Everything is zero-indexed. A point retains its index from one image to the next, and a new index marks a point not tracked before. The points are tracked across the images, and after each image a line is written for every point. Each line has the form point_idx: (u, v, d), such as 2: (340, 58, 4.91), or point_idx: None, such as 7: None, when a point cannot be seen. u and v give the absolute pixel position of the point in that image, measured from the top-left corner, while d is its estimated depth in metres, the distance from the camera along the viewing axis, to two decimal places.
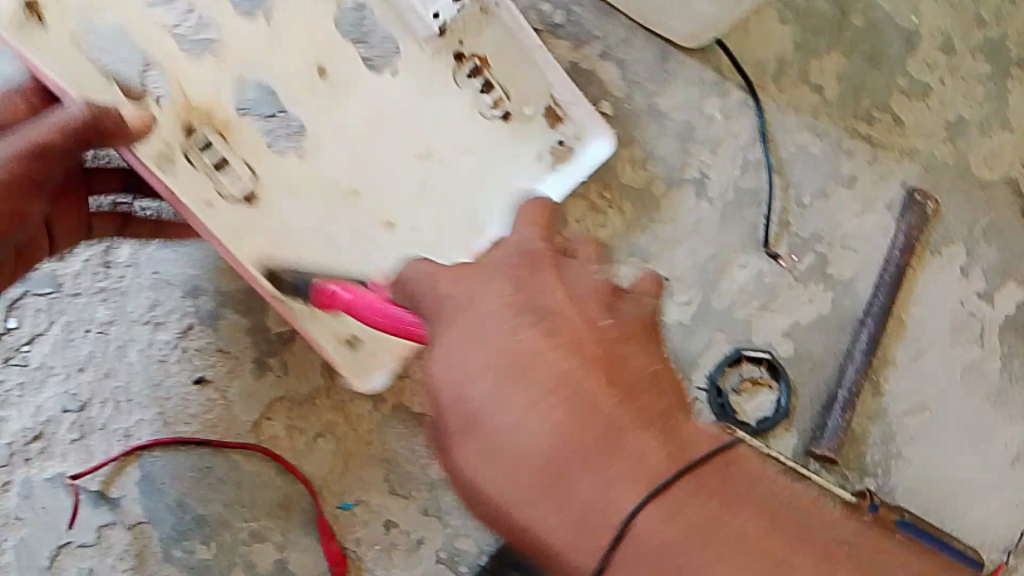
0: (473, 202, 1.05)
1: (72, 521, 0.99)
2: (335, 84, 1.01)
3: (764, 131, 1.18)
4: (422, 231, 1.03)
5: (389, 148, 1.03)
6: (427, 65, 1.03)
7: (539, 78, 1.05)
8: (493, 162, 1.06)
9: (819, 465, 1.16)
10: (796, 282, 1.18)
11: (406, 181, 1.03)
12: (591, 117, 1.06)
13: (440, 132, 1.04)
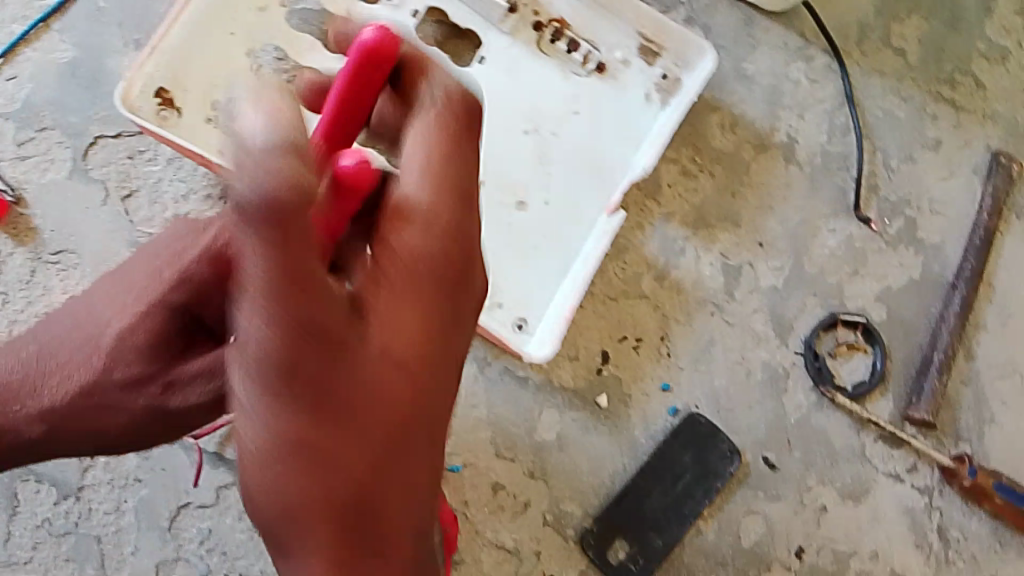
0: (594, 161, 1.09)
1: (196, 479, 1.02)
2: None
3: (850, 93, 1.20)
4: (554, 203, 1.08)
5: (499, 128, 1.10)
6: (506, 46, 1.12)
7: (622, 27, 1.12)
8: (604, 111, 1.11)
9: (915, 429, 1.14)
10: (887, 246, 1.18)
11: (521, 156, 1.09)
12: (683, 32, 1.10)
13: (540, 104, 1.11)
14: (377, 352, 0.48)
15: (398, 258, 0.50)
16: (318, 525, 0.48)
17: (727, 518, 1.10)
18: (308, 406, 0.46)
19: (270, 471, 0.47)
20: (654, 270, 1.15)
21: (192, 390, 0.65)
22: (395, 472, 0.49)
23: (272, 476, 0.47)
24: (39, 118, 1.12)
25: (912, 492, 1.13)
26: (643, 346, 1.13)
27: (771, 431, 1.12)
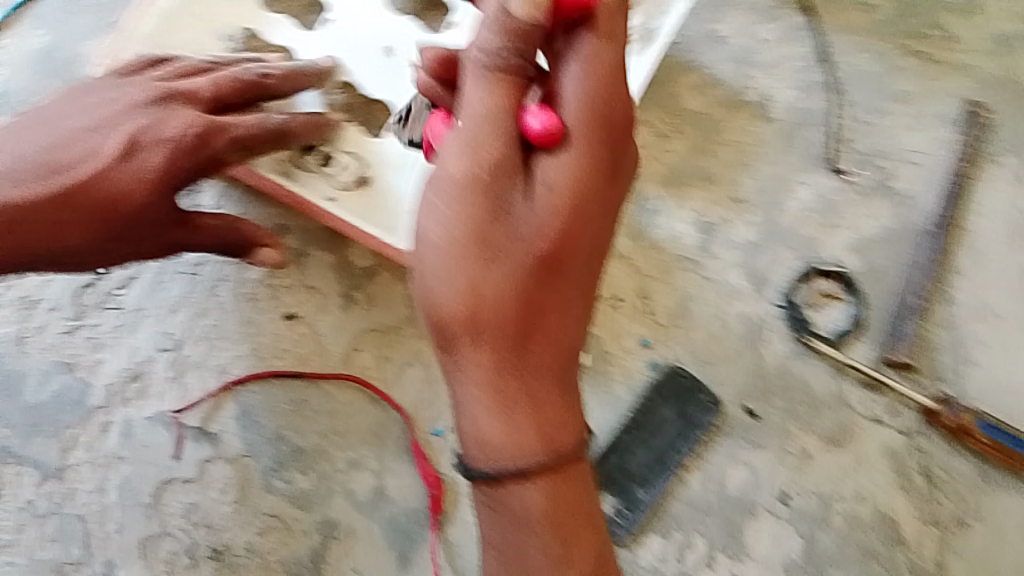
0: None
1: (179, 453, 1.01)
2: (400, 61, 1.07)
3: (819, 49, 1.26)
4: None
5: None
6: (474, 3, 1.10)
7: None
8: None
9: (894, 372, 1.13)
10: (859, 197, 1.20)
11: None
12: None
13: None
14: (561, 212, 0.69)
15: (582, 144, 0.70)
16: (490, 326, 0.68)
17: (710, 467, 1.09)
18: (506, 239, 0.68)
19: (491, 274, 0.67)
20: (629, 229, 1.17)
21: (86, 233, 0.79)
22: (546, 295, 0.69)
23: (470, 274, 0.67)
24: (14, 103, 1.13)
25: (893, 434, 1.11)
26: (622, 306, 1.14)
27: (749, 381, 1.12)
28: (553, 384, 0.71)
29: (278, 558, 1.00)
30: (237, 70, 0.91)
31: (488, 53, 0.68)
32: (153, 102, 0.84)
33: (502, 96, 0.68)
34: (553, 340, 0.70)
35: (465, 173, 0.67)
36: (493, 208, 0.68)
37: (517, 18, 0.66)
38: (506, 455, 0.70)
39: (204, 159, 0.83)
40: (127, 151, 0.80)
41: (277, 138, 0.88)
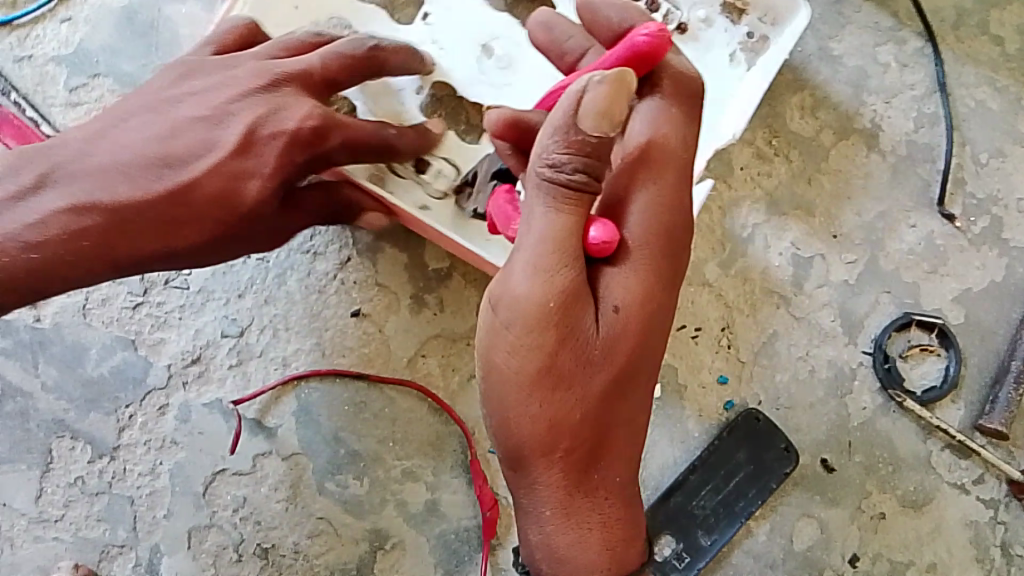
0: None
1: (234, 446, 0.99)
2: (500, 61, 0.99)
3: (942, 82, 1.11)
4: None
5: None
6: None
7: None
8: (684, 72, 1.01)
9: (986, 440, 1.08)
10: (969, 245, 1.10)
11: None
12: None
13: None
14: (630, 333, 0.68)
15: (648, 258, 0.68)
16: (558, 446, 0.68)
17: (780, 519, 1.06)
18: (576, 363, 0.67)
19: (558, 399, 0.67)
20: (720, 256, 1.09)
21: (203, 232, 0.78)
22: (611, 412, 0.69)
23: (539, 401, 0.67)
24: (93, 64, 1.03)
25: (977, 504, 1.07)
26: (703, 336, 1.08)
27: (832, 434, 1.08)
28: (614, 492, 0.72)
29: (324, 563, 0.98)
30: (349, 42, 0.82)
31: (554, 168, 0.64)
32: (261, 85, 0.79)
33: (575, 212, 0.65)
34: (616, 450, 0.71)
35: (538, 296, 0.65)
36: (563, 332, 0.66)
37: (584, 133, 0.63)
38: (579, 560, 0.72)
39: (312, 156, 0.80)
40: (244, 147, 0.78)
41: (384, 147, 0.84)
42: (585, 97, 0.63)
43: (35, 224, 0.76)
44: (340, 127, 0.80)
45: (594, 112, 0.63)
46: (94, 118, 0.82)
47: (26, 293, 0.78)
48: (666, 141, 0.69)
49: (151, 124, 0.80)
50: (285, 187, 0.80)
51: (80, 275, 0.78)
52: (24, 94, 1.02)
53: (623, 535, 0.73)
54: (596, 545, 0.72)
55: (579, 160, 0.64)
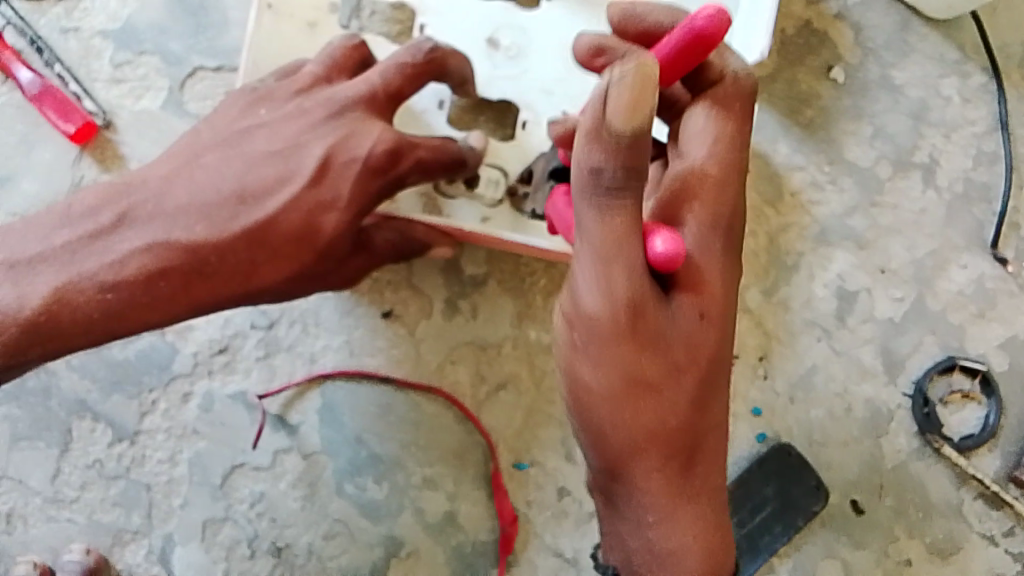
0: None
1: (256, 440, 0.97)
2: (509, 51, 0.93)
3: (1004, 120, 1.07)
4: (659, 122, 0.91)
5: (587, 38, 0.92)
6: None
7: None
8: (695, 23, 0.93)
9: (1019, 492, 1.04)
10: (1019, 291, 1.07)
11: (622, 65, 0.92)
12: None
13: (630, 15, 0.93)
14: (713, 337, 0.65)
15: (716, 279, 0.66)
16: (650, 452, 0.64)
17: (803, 557, 1.04)
18: (666, 368, 0.63)
19: (646, 410, 0.63)
20: (764, 282, 1.06)
21: (282, 267, 0.77)
22: (704, 425, 0.66)
23: (624, 411, 0.64)
24: (140, 42, 1.01)
25: (1004, 557, 1.04)
26: (739, 364, 1.05)
27: (864, 473, 1.05)
28: (709, 503, 0.67)
29: (336, 565, 0.96)
30: (407, 49, 0.80)
31: (595, 173, 0.57)
32: (330, 114, 0.78)
33: (626, 220, 0.59)
34: (710, 468, 0.67)
35: (620, 304, 0.61)
36: (648, 334, 0.62)
37: (615, 134, 0.55)
38: (680, 575, 0.65)
39: (387, 180, 0.78)
40: (322, 177, 0.76)
41: (456, 161, 0.84)
42: (610, 99, 0.54)
43: (113, 264, 0.74)
44: (415, 148, 0.79)
45: (623, 108, 0.54)
46: (165, 154, 0.79)
47: (102, 334, 0.75)
48: (723, 154, 0.67)
49: (223, 159, 0.77)
50: (361, 218, 0.79)
51: (155, 315, 0.76)
52: (67, 66, 1.00)
53: (720, 541, 0.67)
54: (707, 560, 0.65)
55: (622, 160, 0.56)
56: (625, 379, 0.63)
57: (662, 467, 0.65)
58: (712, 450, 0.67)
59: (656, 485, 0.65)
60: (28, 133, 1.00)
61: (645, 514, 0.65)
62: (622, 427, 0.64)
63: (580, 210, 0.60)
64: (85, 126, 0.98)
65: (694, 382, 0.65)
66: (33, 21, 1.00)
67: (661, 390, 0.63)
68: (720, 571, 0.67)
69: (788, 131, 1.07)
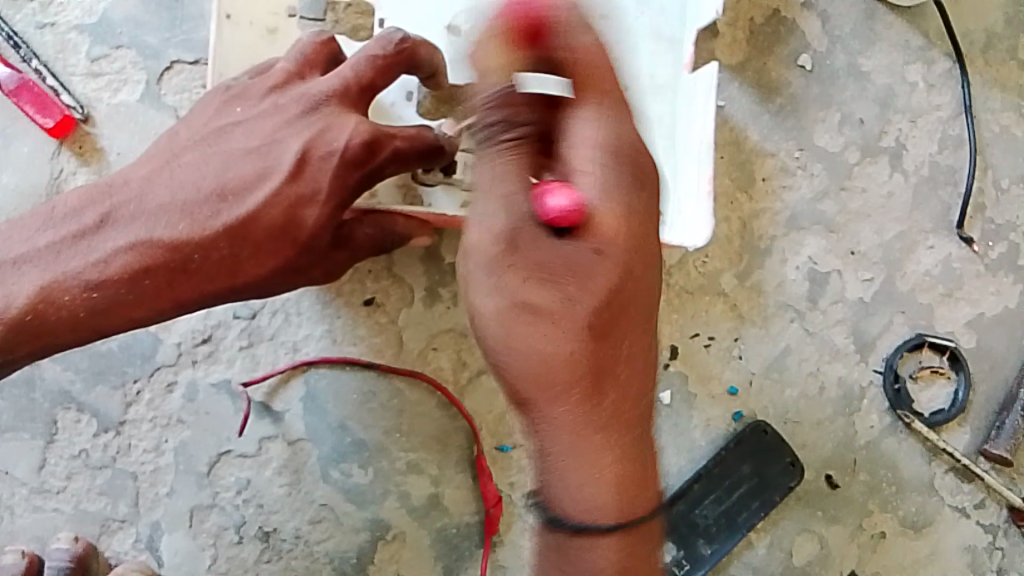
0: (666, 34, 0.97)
1: (241, 428, 0.98)
2: None
3: (969, 105, 1.10)
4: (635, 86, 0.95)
5: None
6: None
7: None
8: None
9: (989, 465, 1.08)
10: (985, 271, 1.10)
11: None
12: None
13: None
14: (618, 266, 0.62)
15: (614, 217, 0.62)
16: (544, 382, 0.62)
17: (780, 533, 1.07)
18: (559, 302, 0.61)
19: (528, 338, 0.61)
20: (738, 266, 1.08)
21: (265, 263, 0.79)
22: (612, 352, 0.63)
23: (519, 344, 0.62)
24: (115, 35, 1.01)
25: (976, 529, 1.08)
26: (714, 346, 1.08)
27: (838, 451, 1.08)
28: (623, 433, 0.64)
29: (323, 550, 0.98)
30: (378, 40, 0.82)
31: (488, 132, 0.63)
32: (304, 109, 0.79)
33: (512, 163, 0.62)
34: (625, 398, 0.64)
35: (497, 235, 0.62)
36: (528, 262, 0.62)
37: (501, 91, 0.63)
38: (596, 503, 0.64)
39: (365, 172, 0.80)
40: (301, 171, 0.78)
41: (433, 150, 0.85)
42: (482, 63, 0.64)
43: (98, 263, 0.75)
44: (391, 138, 0.81)
45: (489, 72, 0.64)
46: (144, 155, 0.81)
47: (89, 330, 0.77)
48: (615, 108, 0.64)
49: (202, 157, 0.79)
50: (340, 211, 0.80)
51: (144, 312, 0.78)
52: (43, 61, 1.01)
53: (635, 473, 0.65)
54: (613, 493, 0.64)
55: (497, 115, 0.63)
56: (522, 310, 0.61)
57: (568, 402, 0.63)
58: (618, 384, 0.64)
59: (564, 411, 0.63)
60: (8, 128, 1.01)
61: (557, 455, 0.63)
62: (524, 356, 0.62)
63: (477, 161, 0.64)
64: (64, 119, 1.00)
65: (603, 313, 0.62)
66: (8, 18, 1.01)
67: (562, 329, 0.61)
68: (622, 504, 0.64)
69: (758, 118, 1.09)
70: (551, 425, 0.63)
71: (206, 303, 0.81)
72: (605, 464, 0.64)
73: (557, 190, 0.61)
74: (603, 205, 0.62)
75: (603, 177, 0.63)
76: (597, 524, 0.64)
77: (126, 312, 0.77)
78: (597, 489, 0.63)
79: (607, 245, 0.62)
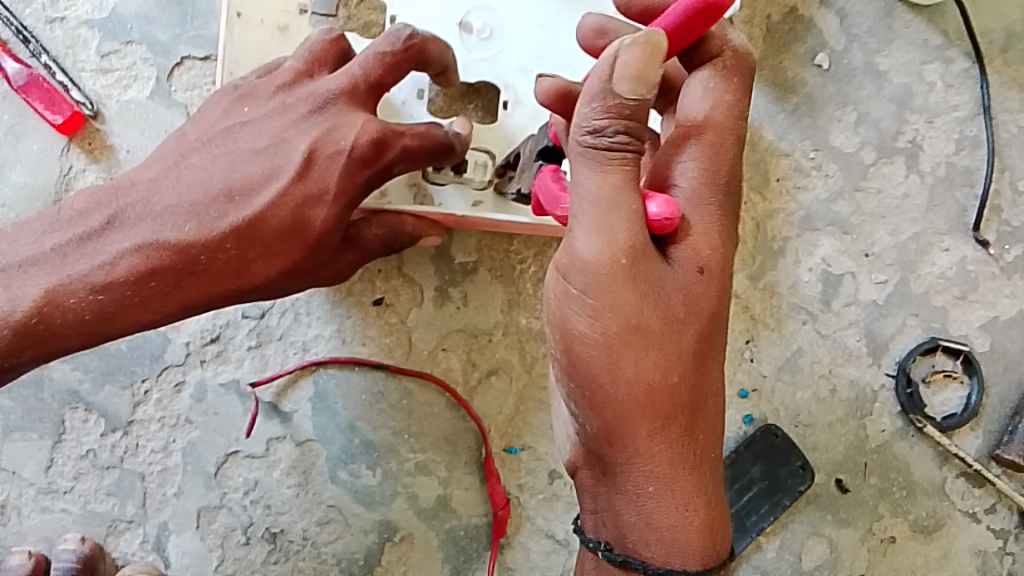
0: None
1: (249, 429, 0.98)
2: (482, 33, 0.92)
3: (987, 105, 1.08)
4: None
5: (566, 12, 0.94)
6: None
7: None
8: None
9: (1001, 469, 1.07)
10: (1000, 273, 1.08)
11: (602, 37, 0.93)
12: None
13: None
14: (714, 292, 0.66)
15: (712, 240, 0.66)
16: (648, 412, 0.65)
17: (790, 536, 1.06)
18: (663, 323, 0.65)
19: (636, 371, 0.65)
20: (750, 268, 1.07)
21: (273, 265, 0.78)
22: (704, 384, 0.67)
23: (623, 363, 0.64)
24: (126, 31, 1.00)
25: (986, 533, 1.07)
26: (726, 348, 1.07)
27: (849, 454, 1.07)
28: (705, 475, 0.69)
29: (331, 551, 0.97)
30: (385, 37, 0.79)
31: (595, 134, 0.62)
32: (313, 109, 0.78)
33: (623, 176, 0.62)
34: (704, 430, 0.68)
35: (611, 255, 0.63)
36: (644, 291, 0.64)
37: (619, 96, 0.61)
38: (684, 544, 0.68)
39: (373, 171, 0.79)
40: (308, 170, 0.76)
41: (444, 148, 0.83)
42: (618, 61, 0.60)
43: (104, 266, 0.74)
44: (401, 137, 0.79)
45: (627, 75, 0.60)
46: (152, 157, 0.80)
47: (95, 334, 0.76)
48: (723, 120, 0.67)
49: (210, 158, 0.78)
50: (349, 212, 0.79)
51: (150, 314, 0.77)
52: (53, 56, 1.00)
53: (717, 519, 0.69)
54: (700, 536, 0.68)
55: (616, 123, 0.62)
56: (629, 333, 0.64)
57: (662, 418, 0.66)
58: (704, 410, 0.68)
59: (652, 430, 0.66)
60: (17, 124, 1.00)
61: (645, 484, 0.67)
62: (632, 372, 0.65)
63: (575, 164, 0.64)
64: (73, 115, 0.98)
65: (698, 337, 0.66)
66: (18, 12, 1.00)
67: (668, 349, 0.65)
68: (709, 555, 0.69)
69: (774, 117, 1.08)
70: (646, 452, 0.67)
71: (213, 305, 0.80)
72: (694, 501, 0.68)
73: (667, 210, 0.63)
74: (695, 233, 0.66)
75: (706, 204, 0.66)
76: (682, 567, 0.68)
77: (132, 314, 0.76)
78: (686, 541, 0.68)
79: (706, 273, 0.66)
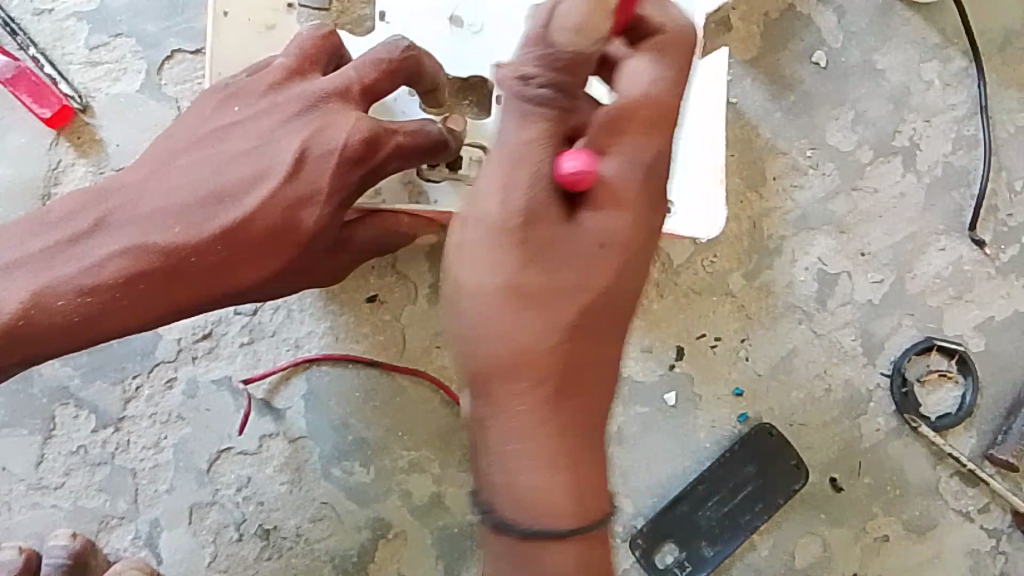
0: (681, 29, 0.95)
1: (241, 427, 0.97)
2: (472, 28, 0.91)
3: (985, 105, 1.08)
4: None
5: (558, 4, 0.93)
6: None
7: None
8: None
9: (994, 469, 1.07)
10: (996, 274, 1.08)
11: None
12: None
13: None
14: (618, 262, 0.61)
15: (627, 210, 0.61)
16: (519, 373, 0.60)
17: (783, 535, 1.06)
18: (547, 283, 0.60)
19: (518, 321, 0.60)
20: (745, 267, 1.07)
21: (265, 267, 0.77)
22: (594, 348, 0.62)
23: (500, 315, 0.60)
24: (115, 24, 0.99)
25: (979, 533, 1.07)
26: (721, 347, 1.07)
27: (843, 454, 1.07)
28: (586, 449, 0.62)
29: (323, 548, 0.97)
30: (384, 45, 0.80)
31: (522, 78, 0.59)
32: (305, 107, 0.77)
33: (541, 129, 0.59)
34: (585, 405, 0.62)
35: (506, 209, 0.59)
36: (535, 246, 0.60)
37: (558, 44, 0.58)
38: (552, 519, 0.60)
39: (365, 170, 0.78)
40: (299, 171, 0.76)
41: (439, 146, 0.82)
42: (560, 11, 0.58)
43: (93, 268, 0.74)
44: (393, 133, 0.78)
45: (570, 21, 0.57)
46: (143, 157, 0.79)
47: (85, 334, 0.76)
48: (656, 93, 0.62)
49: (200, 158, 0.77)
50: (342, 211, 0.79)
51: (140, 316, 0.76)
52: (41, 49, 0.99)
53: (596, 505, 0.62)
54: (574, 508, 0.61)
55: (552, 70, 0.58)
56: (512, 287, 0.60)
57: (538, 377, 0.60)
58: (586, 378, 0.62)
59: (527, 380, 0.60)
60: (7, 118, 0.99)
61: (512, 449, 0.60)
62: (517, 321, 0.60)
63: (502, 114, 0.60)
64: (61, 109, 0.97)
65: (585, 298, 0.61)
66: (5, 4, 0.99)
67: (553, 307, 0.60)
68: (583, 517, 0.61)
69: (770, 114, 1.07)
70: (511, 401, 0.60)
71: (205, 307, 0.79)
72: (560, 467, 0.60)
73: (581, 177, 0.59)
74: (611, 202, 0.61)
75: (626, 175, 0.61)
76: (553, 529, 0.60)
77: (122, 316, 0.76)
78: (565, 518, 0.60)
79: (609, 244, 0.61)
